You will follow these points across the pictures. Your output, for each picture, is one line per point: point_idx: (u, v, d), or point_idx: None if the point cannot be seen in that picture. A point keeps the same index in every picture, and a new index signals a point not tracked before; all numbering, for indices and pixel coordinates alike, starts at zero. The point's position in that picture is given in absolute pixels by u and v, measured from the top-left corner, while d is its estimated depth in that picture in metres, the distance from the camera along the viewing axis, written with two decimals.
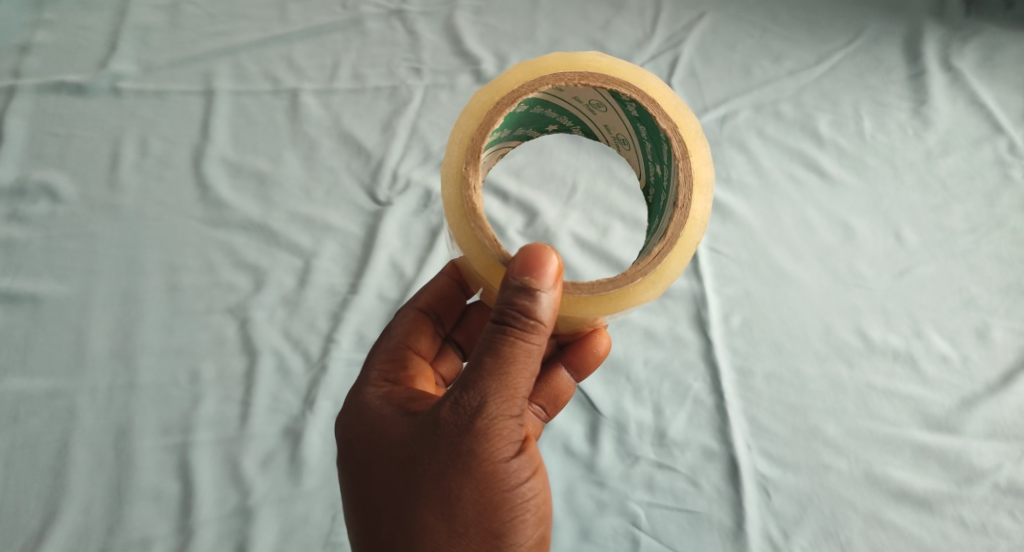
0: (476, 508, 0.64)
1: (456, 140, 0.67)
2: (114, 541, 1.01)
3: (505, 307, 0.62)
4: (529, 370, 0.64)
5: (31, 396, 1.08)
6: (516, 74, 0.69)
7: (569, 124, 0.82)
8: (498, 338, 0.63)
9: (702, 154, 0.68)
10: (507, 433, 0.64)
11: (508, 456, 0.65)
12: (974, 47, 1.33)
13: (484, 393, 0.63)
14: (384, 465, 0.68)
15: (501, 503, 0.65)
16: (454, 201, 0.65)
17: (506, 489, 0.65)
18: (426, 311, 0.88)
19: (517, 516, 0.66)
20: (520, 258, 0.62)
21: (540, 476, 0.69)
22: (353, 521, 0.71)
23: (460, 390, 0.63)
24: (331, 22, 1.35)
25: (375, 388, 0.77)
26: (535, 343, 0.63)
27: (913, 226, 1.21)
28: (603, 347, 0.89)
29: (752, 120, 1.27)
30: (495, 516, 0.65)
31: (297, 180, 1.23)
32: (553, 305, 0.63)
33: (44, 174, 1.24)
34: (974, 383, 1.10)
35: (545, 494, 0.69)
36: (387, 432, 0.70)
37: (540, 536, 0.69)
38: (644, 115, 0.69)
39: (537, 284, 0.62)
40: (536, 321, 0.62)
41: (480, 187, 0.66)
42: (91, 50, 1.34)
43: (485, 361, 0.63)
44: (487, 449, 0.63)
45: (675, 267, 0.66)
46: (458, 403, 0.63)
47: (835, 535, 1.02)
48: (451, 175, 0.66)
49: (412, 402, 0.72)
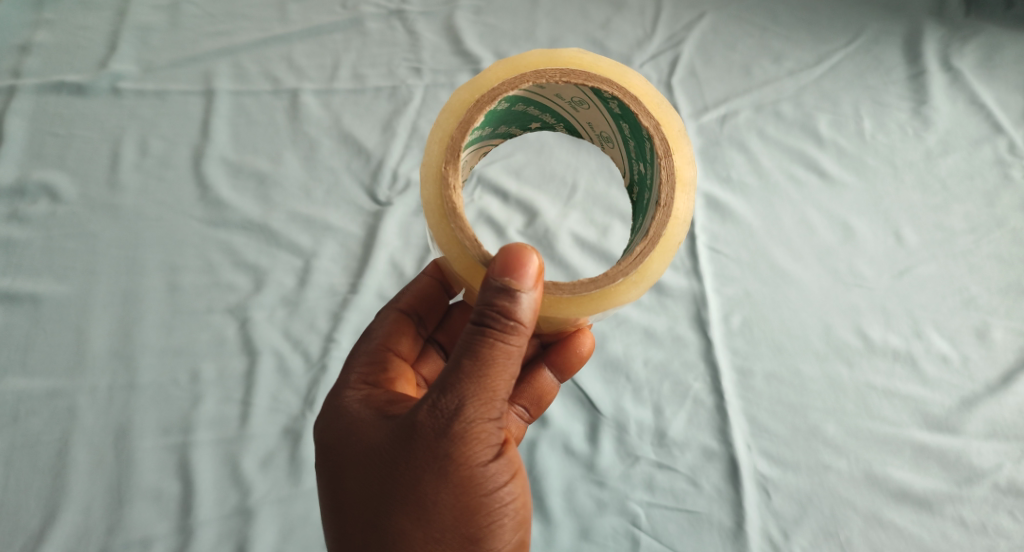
0: (454, 514, 0.64)
1: (436, 139, 0.67)
2: (114, 542, 1.01)
3: (485, 308, 0.62)
4: (509, 373, 0.64)
5: (31, 396, 1.08)
6: (497, 71, 0.69)
7: (552, 122, 0.82)
8: (477, 340, 0.62)
9: (685, 152, 0.67)
10: (485, 437, 0.64)
11: (486, 459, 0.65)
12: (974, 48, 1.33)
13: (463, 396, 0.62)
14: (361, 470, 0.68)
15: (479, 507, 0.65)
16: (434, 201, 0.65)
17: (484, 493, 0.65)
18: (408, 312, 0.88)
19: (495, 521, 0.66)
20: (501, 258, 0.63)
21: (519, 480, 0.69)
22: (329, 527, 0.71)
23: (439, 393, 0.63)
24: (331, 22, 1.35)
25: (354, 391, 0.77)
26: (515, 345, 0.63)
27: (913, 226, 1.21)
28: (587, 347, 0.89)
29: (752, 121, 1.28)
30: (472, 521, 0.65)
31: (297, 180, 1.23)
32: (534, 306, 0.63)
33: (44, 173, 1.24)
34: (974, 383, 1.10)
35: (525, 498, 0.69)
36: (365, 436, 0.69)
37: (519, 540, 0.69)
38: (626, 112, 0.68)
39: (518, 285, 0.62)
40: (516, 322, 0.62)
41: (460, 186, 0.66)
42: (92, 50, 1.35)
43: (464, 363, 0.63)
44: (465, 453, 0.63)
45: (658, 266, 0.66)
46: (436, 407, 0.63)
47: (835, 535, 1.02)
48: (431, 175, 0.66)
49: (391, 406, 0.72)
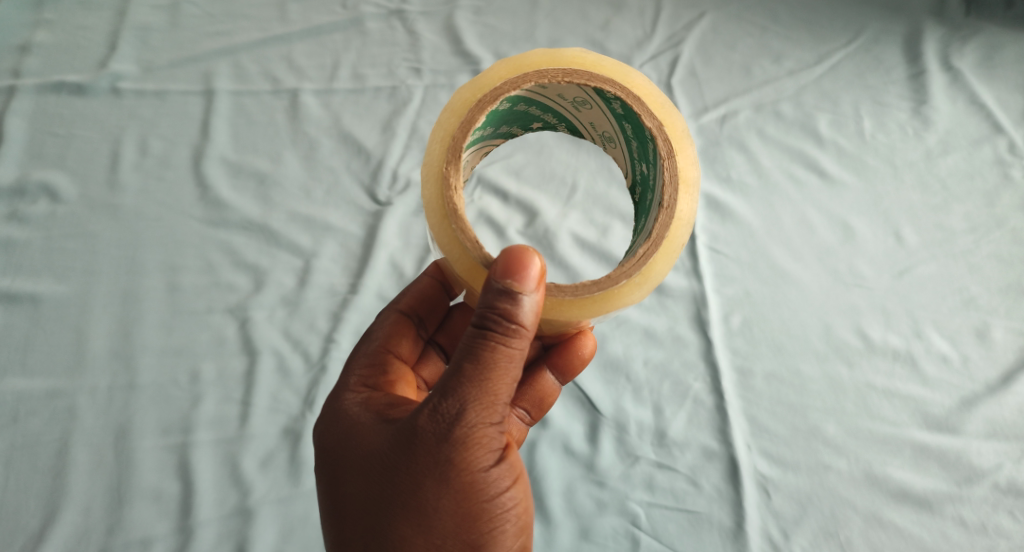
0: (455, 519, 0.64)
1: (437, 139, 0.67)
2: (114, 542, 1.01)
3: (487, 311, 0.62)
4: (511, 376, 0.64)
5: (31, 396, 1.08)
6: (498, 70, 0.69)
7: (555, 122, 0.82)
8: (479, 343, 0.62)
9: (689, 153, 0.67)
10: (487, 441, 0.64)
11: (488, 464, 0.65)
12: (973, 47, 1.33)
13: (464, 400, 0.62)
14: (362, 474, 0.68)
15: (480, 513, 0.65)
16: (435, 202, 0.65)
17: (485, 499, 0.65)
18: (408, 313, 0.88)
19: (496, 527, 0.66)
20: (502, 260, 0.62)
21: (521, 485, 0.68)
22: (329, 532, 0.71)
23: (440, 397, 0.63)
24: (331, 22, 1.35)
25: (354, 394, 0.77)
26: (517, 348, 0.63)
27: (913, 226, 1.21)
28: (589, 349, 0.89)
29: (752, 120, 1.27)
30: (473, 528, 0.65)
31: (297, 180, 1.23)
32: (536, 308, 0.63)
33: (44, 173, 1.23)
34: (974, 383, 1.10)
35: (526, 503, 0.69)
36: (365, 441, 0.69)
37: (520, 546, 0.68)
38: (629, 113, 0.68)
39: (520, 288, 0.62)
40: (518, 325, 0.62)
41: (461, 187, 0.66)
42: (91, 50, 1.34)
43: (465, 366, 0.63)
44: (466, 458, 0.63)
45: (660, 269, 0.66)
46: (436, 411, 0.63)
47: (835, 535, 1.02)
48: (432, 175, 0.66)
49: (391, 409, 0.72)
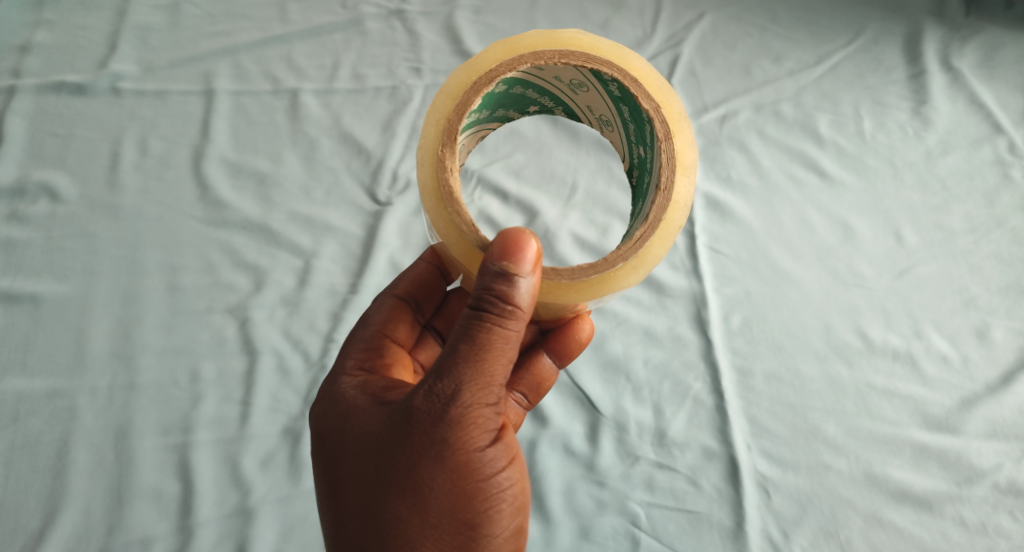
0: (450, 499, 0.64)
1: (432, 121, 0.67)
2: (114, 542, 1.01)
3: (482, 293, 0.62)
4: (506, 357, 0.64)
5: (31, 396, 1.08)
6: (494, 52, 0.68)
7: (551, 105, 0.82)
8: (474, 325, 0.63)
9: (686, 135, 0.67)
10: (482, 421, 0.64)
11: (484, 444, 0.64)
12: (973, 47, 1.33)
13: (460, 381, 0.62)
14: (357, 455, 0.68)
15: (475, 492, 0.65)
16: (431, 184, 0.65)
17: (480, 478, 0.65)
18: (405, 298, 0.88)
19: (491, 507, 0.66)
20: (498, 243, 0.62)
21: (517, 466, 0.68)
22: (325, 515, 0.71)
23: (435, 377, 0.63)
24: (331, 22, 1.35)
25: (350, 378, 0.77)
26: (513, 330, 0.63)
27: (913, 225, 1.21)
28: (586, 333, 0.90)
29: (752, 121, 1.28)
30: (469, 507, 0.65)
31: (297, 179, 1.23)
32: (532, 291, 0.63)
33: (44, 174, 1.24)
34: (974, 382, 1.10)
35: (522, 483, 0.69)
36: (361, 423, 0.70)
37: (517, 527, 0.68)
38: (626, 94, 0.68)
39: (516, 270, 0.62)
40: (514, 307, 0.62)
41: (457, 170, 0.66)
42: (91, 50, 1.35)
43: (461, 347, 0.63)
44: (461, 438, 0.63)
45: (657, 251, 0.66)
46: (432, 391, 0.63)
47: (835, 535, 1.02)
48: (427, 158, 0.66)
49: (387, 392, 0.72)
